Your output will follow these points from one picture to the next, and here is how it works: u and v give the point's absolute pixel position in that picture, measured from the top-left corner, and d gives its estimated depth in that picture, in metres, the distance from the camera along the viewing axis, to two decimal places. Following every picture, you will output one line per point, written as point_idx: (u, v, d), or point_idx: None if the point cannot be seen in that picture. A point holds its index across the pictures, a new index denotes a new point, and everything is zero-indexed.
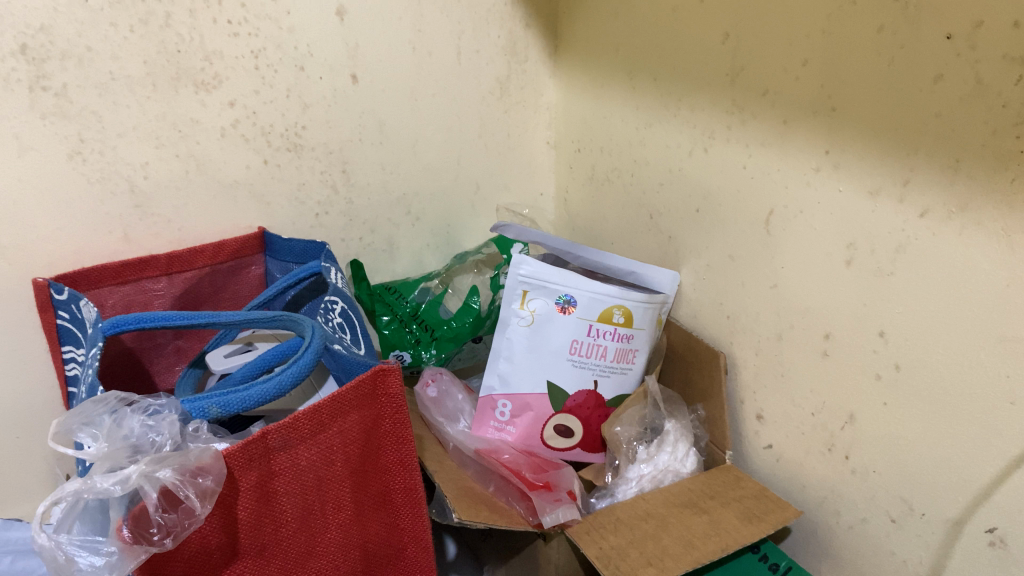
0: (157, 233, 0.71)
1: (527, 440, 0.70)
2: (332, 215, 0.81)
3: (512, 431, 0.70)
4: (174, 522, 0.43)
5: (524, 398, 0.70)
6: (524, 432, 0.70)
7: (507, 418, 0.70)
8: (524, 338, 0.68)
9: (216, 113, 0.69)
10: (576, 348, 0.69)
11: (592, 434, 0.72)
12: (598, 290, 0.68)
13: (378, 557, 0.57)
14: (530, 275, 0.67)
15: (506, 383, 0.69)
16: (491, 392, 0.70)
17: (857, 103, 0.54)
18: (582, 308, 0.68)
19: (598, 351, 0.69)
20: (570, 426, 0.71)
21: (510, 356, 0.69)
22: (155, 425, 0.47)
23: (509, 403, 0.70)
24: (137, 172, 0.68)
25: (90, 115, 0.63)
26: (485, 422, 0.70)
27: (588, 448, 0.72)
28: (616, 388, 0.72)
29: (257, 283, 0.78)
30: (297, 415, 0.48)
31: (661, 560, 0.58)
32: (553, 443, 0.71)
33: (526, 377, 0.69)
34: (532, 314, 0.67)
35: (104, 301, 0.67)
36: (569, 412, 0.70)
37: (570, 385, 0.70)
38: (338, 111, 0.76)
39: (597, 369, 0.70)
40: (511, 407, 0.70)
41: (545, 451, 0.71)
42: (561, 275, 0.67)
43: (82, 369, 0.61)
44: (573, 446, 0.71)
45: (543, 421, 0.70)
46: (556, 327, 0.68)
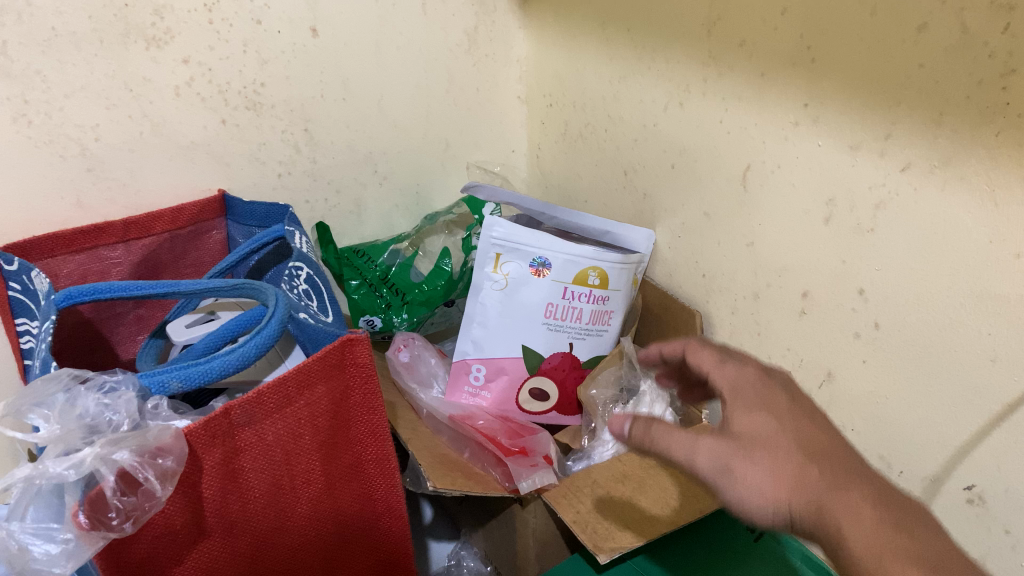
0: (112, 198, 0.68)
1: (501, 404, 0.69)
2: (294, 176, 0.78)
3: (486, 396, 0.69)
4: (134, 505, 0.41)
5: (499, 362, 0.68)
6: (499, 398, 0.69)
7: (481, 382, 0.69)
8: (498, 302, 0.67)
9: (169, 70, 0.66)
10: (552, 311, 0.67)
11: (568, 396, 0.70)
12: (574, 251, 0.65)
13: (353, 528, 0.56)
14: (504, 237, 0.64)
15: (480, 348, 0.68)
16: (464, 358, 0.68)
17: (838, 53, 0.52)
18: (557, 270, 0.66)
19: (573, 314, 0.68)
20: (545, 389, 0.69)
21: (484, 321, 0.67)
22: (111, 404, 0.45)
23: (483, 368, 0.68)
24: (88, 135, 0.64)
25: (34, 74, 0.60)
26: (459, 388, 0.69)
27: (565, 411, 0.71)
28: (592, 351, 0.70)
29: (219, 249, 0.75)
30: (262, 389, 0.46)
31: (638, 523, 0.58)
32: (529, 407, 0.70)
33: (500, 342, 0.68)
34: (506, 277, 0.66)
35: (58, 271, 0.64)
36: (544, 375, 0.69)
37: (546, 349, 0.68)
38: (298, 67, 0.73)
39: (573, 332, 0.68)
40: (485, 372, 0.68)
41: (520, 416, 0.70)
42: (535, 238, 0.65)
43: (36, 342, 0.58)
44: (548, 410, 0.70)
45: (518, 385, 0.69)
46: (531, 290, 0.66)
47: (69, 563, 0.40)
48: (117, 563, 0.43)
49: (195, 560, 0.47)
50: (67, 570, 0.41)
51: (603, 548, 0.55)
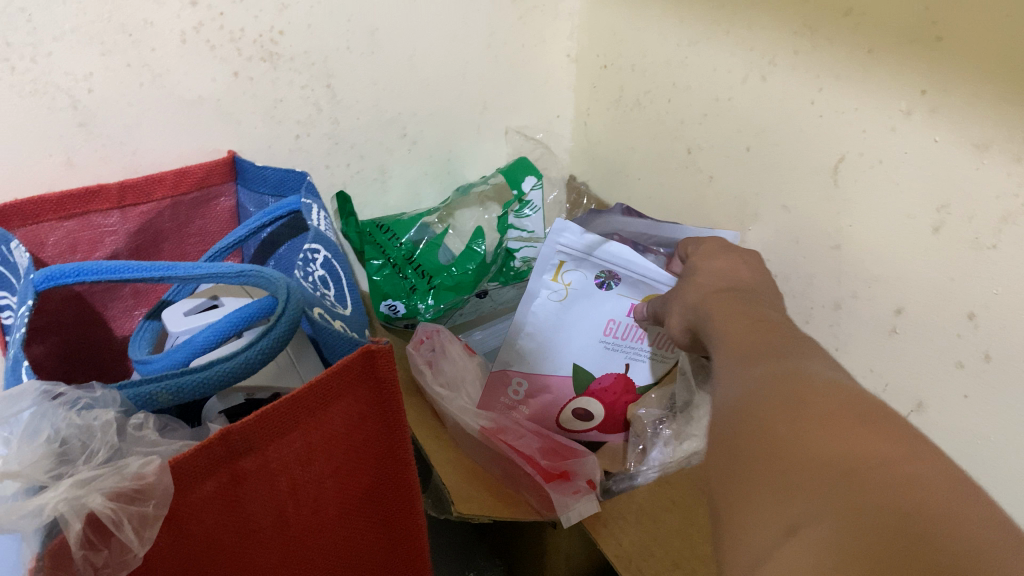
0: (106, 157, 0.60)
1: (540, 421, 0.63)
2: (313, 138, 0.70)
3: (524, 411, 0.62)
4: (105, 560, 0.34)
5: (543, 378, 0.62)
6: (539, 414, 0.63)
7: (520, 397, 0.62)
8: (553, 312, 0.60)
9: (174, 13, 0.57)
10: (612, 329, 0.60)
11: (616, 420, 0.64)
12: (647, 269, 0.56)
13: (366, 558, 0.49)
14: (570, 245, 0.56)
15: (524, 362, 0.62)
16: (505, 367, 0.62)
17: (974, 32, 0.43)
18: (626, 286, 0.58)
19: (634, 334, 0.61)
20: (591, 410, 0.63)
21: (534, 331, 0.60)
22: (86, 427, 0.38)
23: (524, 382, 0.62)
24: (80, 85, 0.56)
25: (16, 13, 0.51)
26: (495, 399, 0.62)
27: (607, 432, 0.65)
28: (646, 376, 0.63)
29: (227, 217, 0.67)
30: (269, 409, 0.39)
31: (689, 563, 0.51)
32: (571, 426, 0.63)
33: (550, 358, 0.61)
34: (567, 288, 0.58)
35: (43, 240, 0.57)
36: (592, 396, 0.62)
37: (596, 368, 0.62)
38: (321, 13, 0.64)
39: (631, 352, 0.62)
40: (526, 386, 0.62)
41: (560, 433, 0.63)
42: (606, 251, 0.56)
43: (14, 321, 0.51)
44: (590, 429, 0.64)
45: (561, 404, 0.62)
46: (594, 304, 0.59)
47: None
48: None
49: None
50: None
51: None
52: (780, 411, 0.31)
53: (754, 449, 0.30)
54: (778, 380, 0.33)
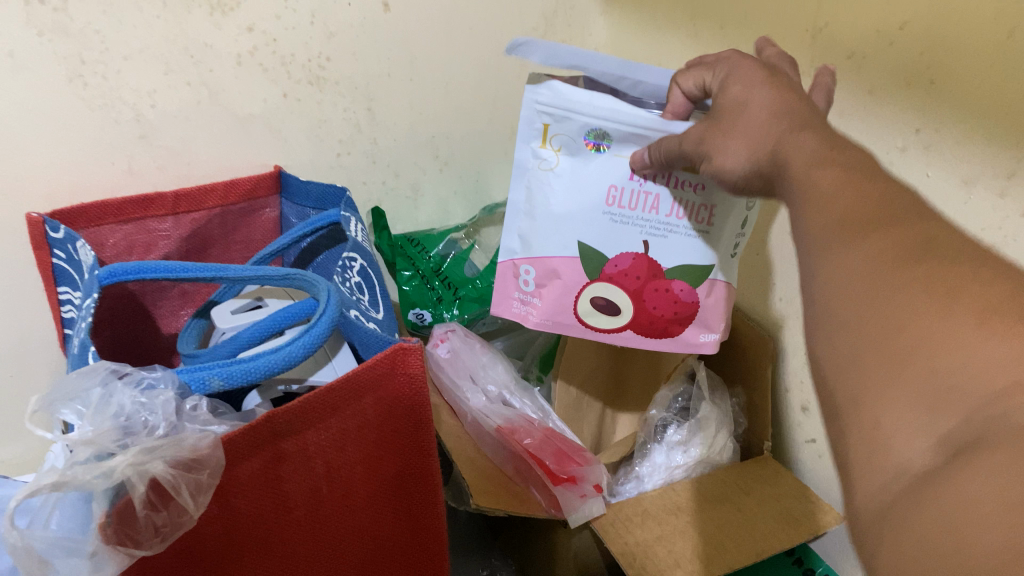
0: (164, 167, 0.65)
1: (555, 314, 0.57)
2: (353, 156, 0.75)
3: (537, 304, 0.57)
4: (164, 521, 0.38)
5: (550, 263, 0.55)
6: (554, 304, 0.57)
7: (531, 287, 0.57)
8: (548, 186, 0.53)
9: (232, 37, 0.63)
10: (615, 199, 0.52)
11: (649, 315, 0.56)
12: (639, 119, 0.49)
13: (389, 542, 0.53)
14: (550, 97, 0.50)
15: (527, 243, 0.55)
16: (510, 256, 0.56)
17: (962, 79, 0.47)
18: (619, 144, 0.50)
19: (646, 203, 0.52)
20: (613, 298, 0.56)
21: (530, 210, 0.54)
22: (148, 404, 0.42)
23: (532, 270, 0.56)
24: (144, 100, 0.62)
25: (92, 33, 0.57)
26: (507, 296, 0.58)
27: (644, 331, 0.57)
28: (676, 256, 0.54)
29: (271, 227, 0.72)
30: (308, 397, 0.43)
31: (691, 562, 0.54)
32: (598, 324, 0.57)
33: (551, 237, 0.54)
34: (557, 154, 0.52)
35: (104, 241, 0.62)
36: (611, 283, 0.55)
37: (609, 249, 0.54)
38: (366, 41, 0.69)
39: (647, 227, 0.53)
40: (534, 276, 0.56)
41: (580, 329, 0.57)
42: (589, 102, 0.49)
43: (77, 314, 0.57)
44: (621, 328, 0.57)
45: (574, 292, 0.56)
46: (588, 174, 0.52)
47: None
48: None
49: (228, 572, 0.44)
50: None
51: None
52: (915, 300, 0.26)
53: (888, 344, 0.26)
54: (911, 265, 0.27)
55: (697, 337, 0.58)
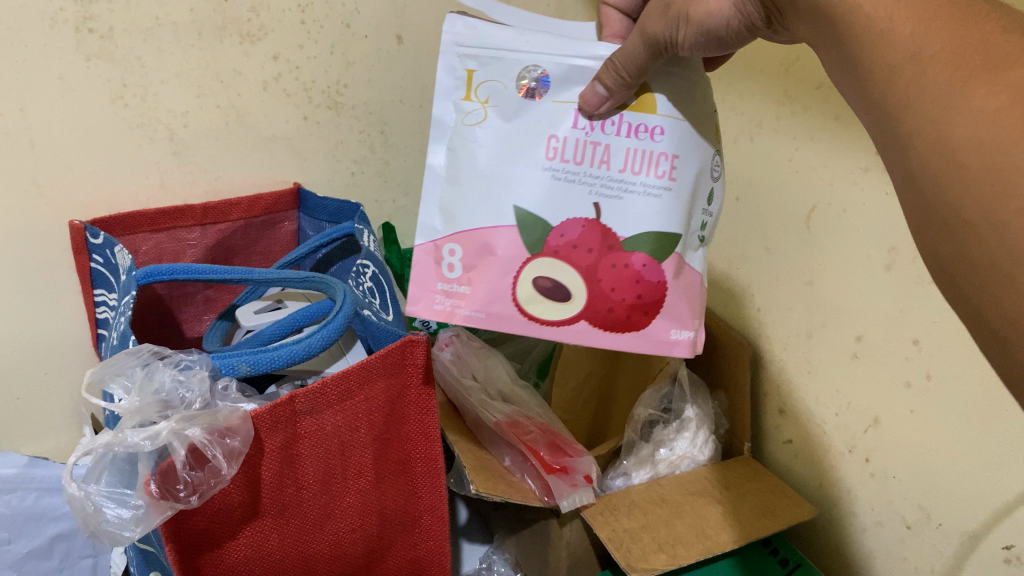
0: (193, 182, 0.71)
1: (490, 300, 0.47)
2: (367, 175, 0.81)
3: (466, 293, 0.47)
4: (201, 480, 0.43)
5: (482, 238, 0.47)
6: (488, 291, 0.47)
7: (459, 273, 0.47)
8: (477, 144, 0.46)
9: (259, 65, 0.69)
10: (556, 150, 0.46)
11: (604, 300, 0.47)
12: (577, 57, 0.45)
13: (395, 521, 0.58)
14: (471, 38, 0.46)
15: (451, 217, 0.47)
16: (428, 237, 0.48)
17: None
18: (555, 88, 0.45)
19: (594, 155, 0.46)
20: (559, 280, 0.47)
21: (455, 176, 0.47)
22: (185, 381, 0.47)
23: (459, 249, 0.47)
24: (178, 120, 0.67)
25: (134, 60, 0.63)
26: (428, 288, 0.48)
27: (601, 323, 0.48)
28: (630, 222, 0.46)
29: (288, 239, 0.78)
30: (325, 380, 0.48)
31: (672, 547, 0.59)
32: (544, 316, 0.48)
33: (477, 206, 0.46)
34: (485, 107, 0.46)
35: (137, 248, 0.67)
36: (558, 258, 0.47)
37: (550, 216, 0.46)
38: (381, 70, 0.76)
39: (596, 185, 0.46)
40: (462, 256, 0.47)
41: (523, 319, 0.48)
42: (518, 40, 0.45)
43: (114, 313, 0.62)
44: (574, 318, 0.48)
45: (514, 273, 0.47)
46: (522, 130, 0.46)
47: (138, 529, 0.42)
48: (176, 532, 0.45)
49: (249, 539, 0.49)
50: (135, 536, 0.42)
51: (636, 567, 0.56)
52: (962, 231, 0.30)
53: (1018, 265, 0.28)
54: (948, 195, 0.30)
55: (667, 332, 0.49)
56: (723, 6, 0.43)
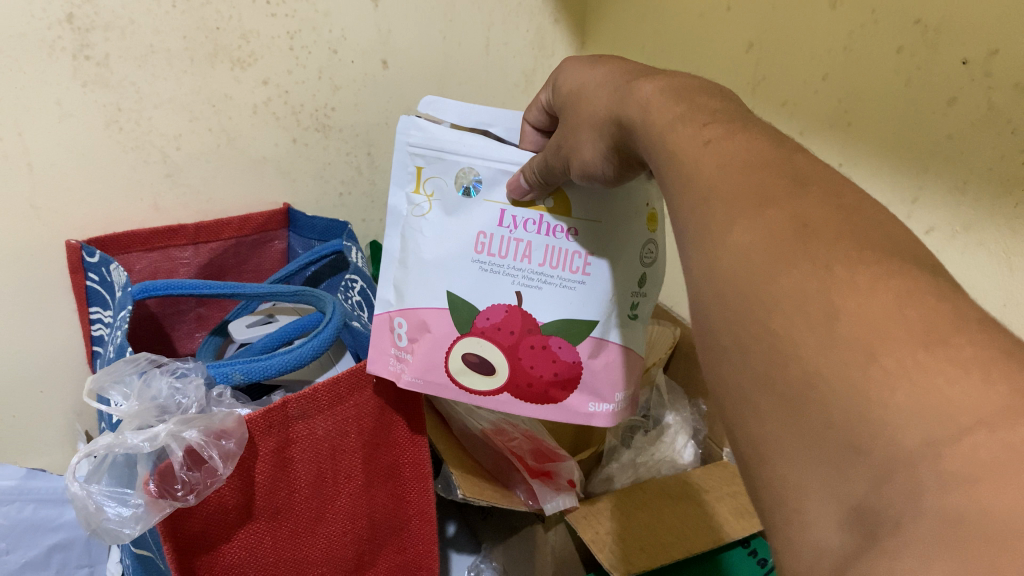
0: (185, 204, 0.74)
1: (427, 370, 0.51)
2: (354, 196, 0.85)
3: (410, 360, 0.51)
4: (197, 480, 0.45)
5: (421, 315, 0.51)
6: (424, 362, 0.51)
7: (404, 343, 0.51)
8: (424, 232, 0.50)
9: (249, 90, 0.72)
10: (484, 245, 0.50)
11: (524, 375, 0.51)
12: (510, 162, 0.49)
13: (382, 524, 0.59)
14: (419, 138, 0.49)
15: (400, 293, 0.51)
16: (386, 309, 0.52)
17: (871, 119, 0.60)
18: (488, 187, 0.49)
19: (516, 250, 0.50)
20: (485, 357, 0.51)
21: (406, 258, 0.51)
22: (181, 388, 0.49)
23: (404, 323, 0.51)
24: (170, 144, 0.70)
25: (128, 85, 0.65)
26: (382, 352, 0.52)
27: (523, 396, 0.52)
28: (548, 308, 0.50)
29: (278, 257, 0.81)
30: (317, 386, 0.50)
31: (653, 549, 0.61)
32: (472, 386, 0.52)
33: (420, 288, 0.50)
34: (430, 200, 0.50)
35: (132, 266, 0.69)
36: (484, 338, 0.51)
37: (478, 300, 0.50)
38: (367, 95, 0.79)
39: (519, 275, 0.50)
40: (407, 328, 0.51)
41: (454, 391, 0.52)
42: (458, 142, 0.49)
43: (109, 329, 0.64)
44: (498, 391, 0.52)
45: (445, 347, 0.51)
46: (462, 222, 0.50)
47: (137, 527, 0.43)
48: (174, 534, 0.46)
49: (243, 541, 0.50)
50: (135, 533, 0.44)
51: (618, 568, 0.58)
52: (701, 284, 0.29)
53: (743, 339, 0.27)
54: None
55: (583, 405, 0.52)
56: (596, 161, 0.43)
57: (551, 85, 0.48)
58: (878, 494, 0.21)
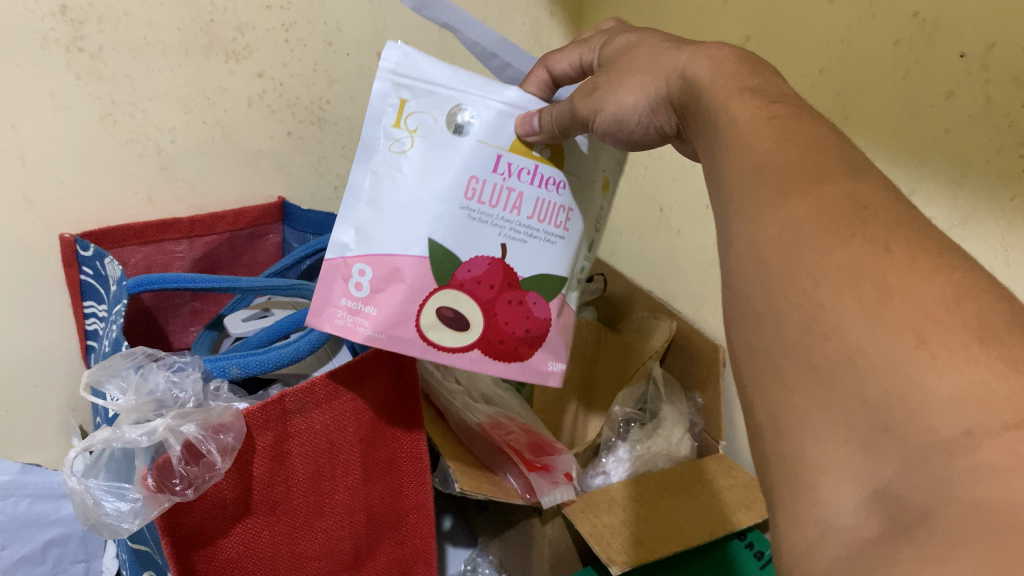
0: (180, 197, 0.73)
1: (393, 324, 0.46)
2: (349, 189, 0.85)
3: (372, 314, 0.45)
4: (196, 474, 0.45)
5: (392, 262, 0.45)
6: (391, 315, 0.46)
7: (365, 294, 0.45)
8: (403, 171, 0.45)
9: (244, 83, 0.71)
10: (475, 191, 0.46)
11: (498, 332, 0.49)
12: (504, 98, 0.46)
13: (379, 518, 0.59)
14: (409, 68, 0.45)
15: (365, 238, 0.45)
16: (342, 253, 0.45)
17: (868, 113, 0.60)
18: (480, 128, 0.46)
19: (504, 199, 0.47)
20: (461, 312, 0.48)
21: (377, 198, 0.45)
22: (179, 382, 0.49)
23: (367, 270, 0.45)
24: (165, 137, 0.69)
25: (123, 78, 0.65)
26: (330, 303, 0.45)
27: (491, 353, 0.49)
28: (530, 264, 0.48)
29: (273, 251, 0.81)
30: (314, 380, 0.50)
31: (651, 542, 0.61)
32: (441, 343, 0.47)
33: (394, 232, 0.45)
34: (413, 136, 0.45)
35: (127, 260, 0.69)
36: (462, 292, 0.47)
37: (462, 251, 0.46)
38: (362, 87, 0.78)
39: (506, 228, 0.47)
40: (372, 276, 0.45)
41: (421, 348, 0.47)
42: (453, 75, 0.45)
43: (103, 324, 0.63)
44: (469, 348, 0.48)
45: (419, 299, 0.46)
46: (447, 162, 0.45)
47: (136, 521, 0.43)
48: (171, 529, 0.46)
49: (240, 536, 0.50)
50: (133, 528, 0.44)
51: (615, 561, 0.58)
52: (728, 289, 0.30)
53: None
54: None
55: (545, 363, 0.51)
56: (636, 114, 0.44)
57: (604, 41, 0.49)
58: (910, 476, 0.23)
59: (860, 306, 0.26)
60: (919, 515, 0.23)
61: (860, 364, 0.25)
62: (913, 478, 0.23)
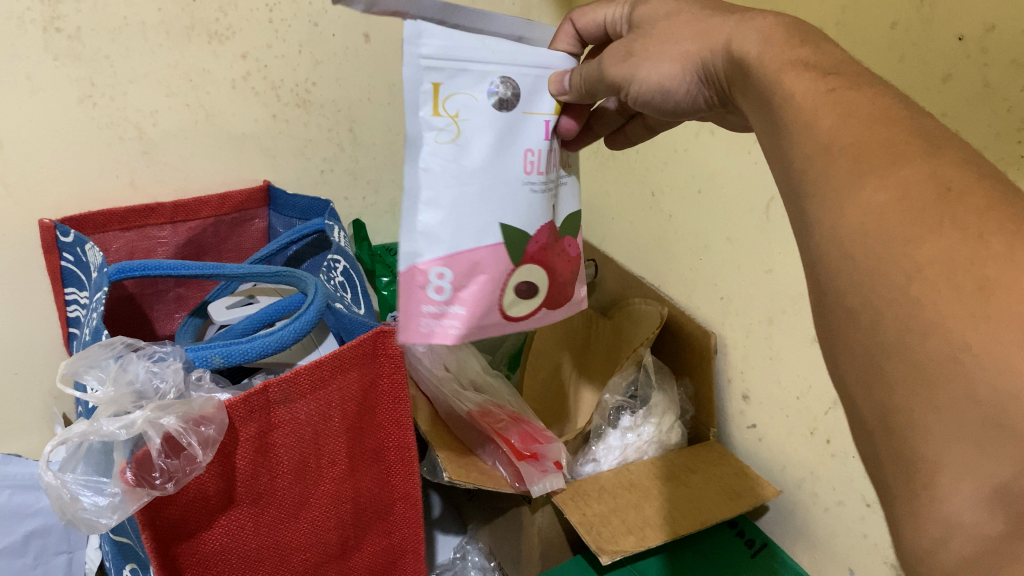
0: (163, 180, 0.72)
1: (483, 314, 0.42)
2: (336, 172, 0.83)
3: (460, 312, 0.42)
4: (176, 467, 0.44)
5: (471, 257, 0.41)
6: (479, 308, 0.42)
7: (448, 295, 0.41)
8: (454, 159, 0.40)
9: (227, 64, 0.69)
10: (531, 164, 0.43)
11: (558, 284, 0.47)
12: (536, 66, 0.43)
13: (366, 508, 0.58)
14: (438, 45, 0.39)
15: (440, 241, 0.40)
16: (414, 261, 0.40)
17: None
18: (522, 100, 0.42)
19: (547, 160, 0.45)
20: (531, 281, 0.45)
21: (438, 196, 0.39)
22: (159, 372, 0.48)
23: (446, 272, 0.40)
24: (147, 119, 0.68)
25: (101, 59, 0.63)
26: (412, 315, 0.41)
27: (554, 305, 0.48)
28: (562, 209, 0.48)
29: (259, 236, 0.80)
30: (298, 370, 0.49)
31: (641, 530, 0.60)
32: (518, 314, 0.45)
33: (469, 224, 0.41)
34: (456, 121, 0.40)
35: (108, 246, 0.68)
36: (531, 263, 0.44)
37: (527, 224, 0.43)
38: (348, 69, 0.77)
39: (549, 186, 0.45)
40: (453, 277, 0.40)
41: (505, 327, 0.44)
42: (483, 47, 0.40)
43: (85, 311, 0.62)
44: (538, 308, 0.46)
45: (501, 283, 0.43)
46: (500, 142, 0.41)
47: (114, 516, 0.42)
48: (153, 523, 0.45)
49: (224, 528, 0.49)
50: (112, 522, 0.43)
51: (605, 550, 0.57)
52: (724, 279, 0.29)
53: None
54: None
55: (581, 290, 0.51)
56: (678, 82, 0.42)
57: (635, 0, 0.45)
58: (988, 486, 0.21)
59: (872, 308, 0.25)
60: (972, 534, 0.21)
61: (891, 372, 0.24)
62: (973, 488, 0.22)
